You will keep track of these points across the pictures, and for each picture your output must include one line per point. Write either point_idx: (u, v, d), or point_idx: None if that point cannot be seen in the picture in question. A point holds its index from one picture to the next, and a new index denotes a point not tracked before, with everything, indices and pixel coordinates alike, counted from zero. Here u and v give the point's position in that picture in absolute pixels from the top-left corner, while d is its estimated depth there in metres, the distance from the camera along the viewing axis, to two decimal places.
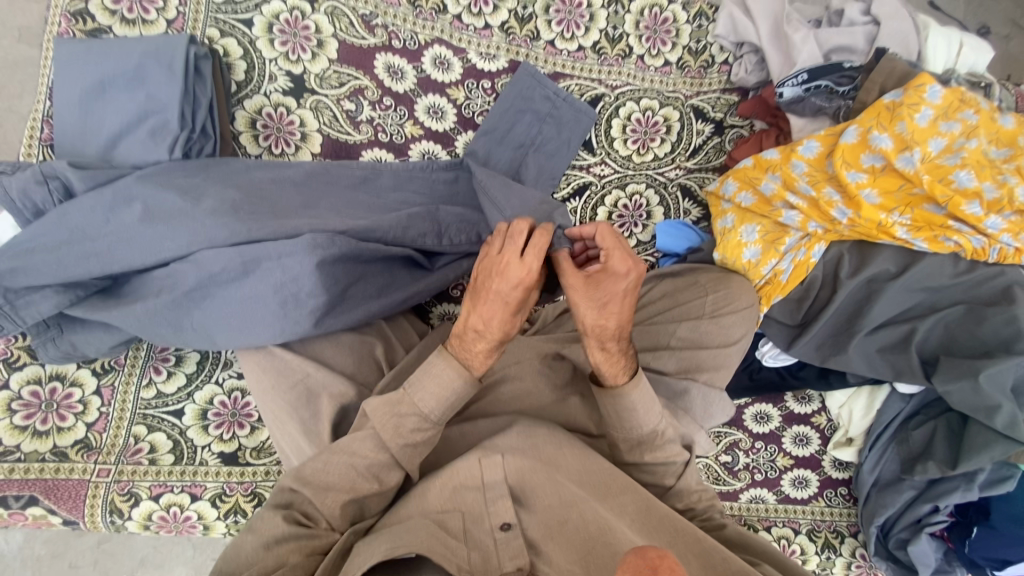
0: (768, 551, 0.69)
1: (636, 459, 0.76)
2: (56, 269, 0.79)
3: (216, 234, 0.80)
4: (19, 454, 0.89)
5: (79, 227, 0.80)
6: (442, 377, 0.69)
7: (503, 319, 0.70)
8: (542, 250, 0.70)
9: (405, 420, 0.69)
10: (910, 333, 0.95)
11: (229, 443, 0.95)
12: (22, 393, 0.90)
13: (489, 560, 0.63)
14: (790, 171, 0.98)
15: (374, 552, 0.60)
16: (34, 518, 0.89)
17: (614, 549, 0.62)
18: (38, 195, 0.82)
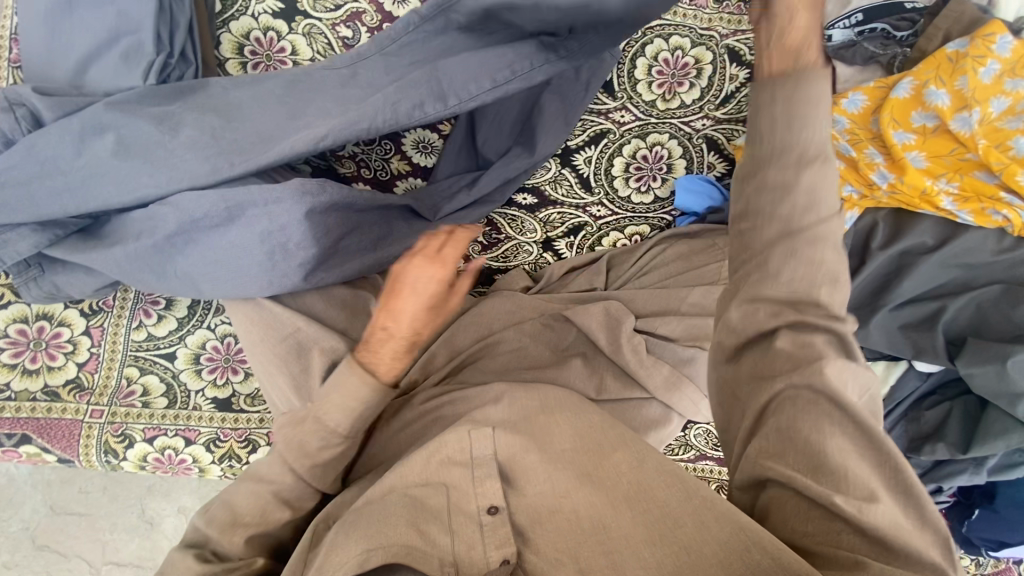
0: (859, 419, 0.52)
1: (771, 178, 0.54)
2: (30, 207, 0.74)
3: (197, 171, 0.75)
4: (11, 393, 0.87)
5: (51, 160, 0.74)
6: (357, 383, 0.66)
7: (415, 313, 0.67)
8: (460, 245, 0.72)
9: (311, 439, 0.67)
10: (940, 311, 0.89)
11: (223, 389, 0.93)
12: (8, 330, 0.87)
13: (473, 547, 0.62)
14: (830, 127, 0.89)
15: (347, 555, 0.58)
16: (28, 455, 0.90)
17: (606, 548, 0.58)
18: (3, 121, 0.75)
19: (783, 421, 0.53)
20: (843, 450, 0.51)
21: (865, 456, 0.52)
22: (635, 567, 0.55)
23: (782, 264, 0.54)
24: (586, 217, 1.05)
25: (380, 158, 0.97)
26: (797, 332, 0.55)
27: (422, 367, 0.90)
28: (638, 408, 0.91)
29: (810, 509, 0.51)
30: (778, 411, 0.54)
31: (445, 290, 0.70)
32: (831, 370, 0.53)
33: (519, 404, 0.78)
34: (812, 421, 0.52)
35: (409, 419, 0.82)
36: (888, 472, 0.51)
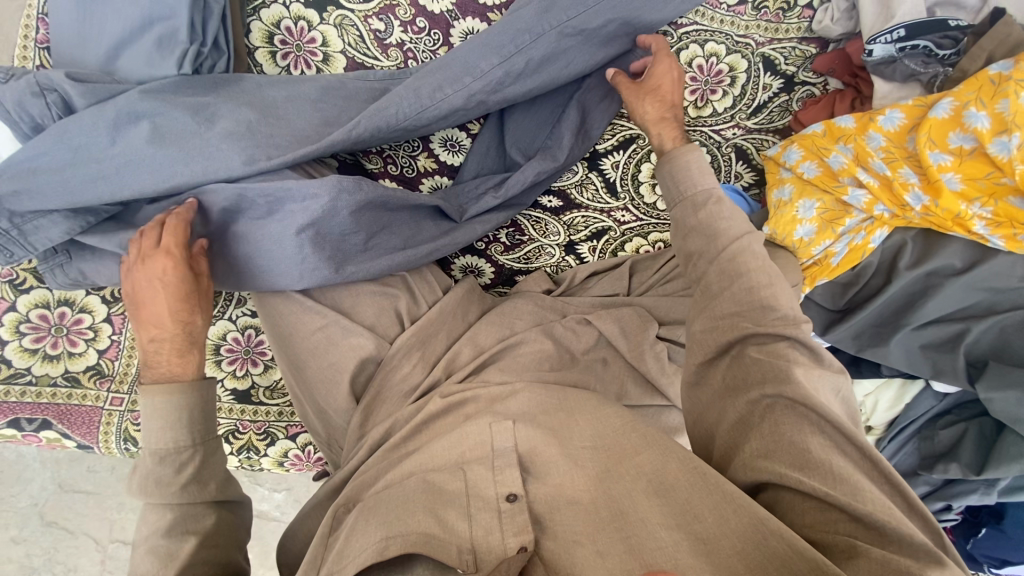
0: (832, 416, 0.58)
1: (688, 221, 0.75)
2: (62, 193, 0.73)
3: (232, 161, 0.75)
4: (31, 377, 0.87)
5: (84, 147, 0.73)
6: (162, 397, 0.68)
7: (177, 308, 0.73)
8: (175, 229, 0.73)
9: (162, 470, 0.66)
10: (963, 333, 0.89)
11: (242, 380, 0.94)
12: (30, 315, 0.86)
13: (491, 533, 0.62)
14: (864, 144, 0.88)
15: (369, 538, 0.61)
16: (48, 440, 0.90)
17: (626, 533, 0.57)
18: (34, 107, 0.74)
19: (764, 427, 0.60)
20: (823, 447, 0.57)
21: (843, 452, 0.57)
22: (653, 549, 0.54)
23: (724, 285, 0.69)
24: (609, 222, 1.04)
25: (407, 155, 0.97)
26: (765, 337, 0.65)
27: (446, 364, 0.87)
28: (660, 415, 0.92)
29: (805, 500, 0.55)
30: (756, 419, 0.61)
31: (191, 276, 0.74)
32: (798, 374, 0.61)
33: (540, 406, 0.79)
34: (792, 423, 0.59)
35: (435, 410, 0.80)
36: (865, 461, 0.57)
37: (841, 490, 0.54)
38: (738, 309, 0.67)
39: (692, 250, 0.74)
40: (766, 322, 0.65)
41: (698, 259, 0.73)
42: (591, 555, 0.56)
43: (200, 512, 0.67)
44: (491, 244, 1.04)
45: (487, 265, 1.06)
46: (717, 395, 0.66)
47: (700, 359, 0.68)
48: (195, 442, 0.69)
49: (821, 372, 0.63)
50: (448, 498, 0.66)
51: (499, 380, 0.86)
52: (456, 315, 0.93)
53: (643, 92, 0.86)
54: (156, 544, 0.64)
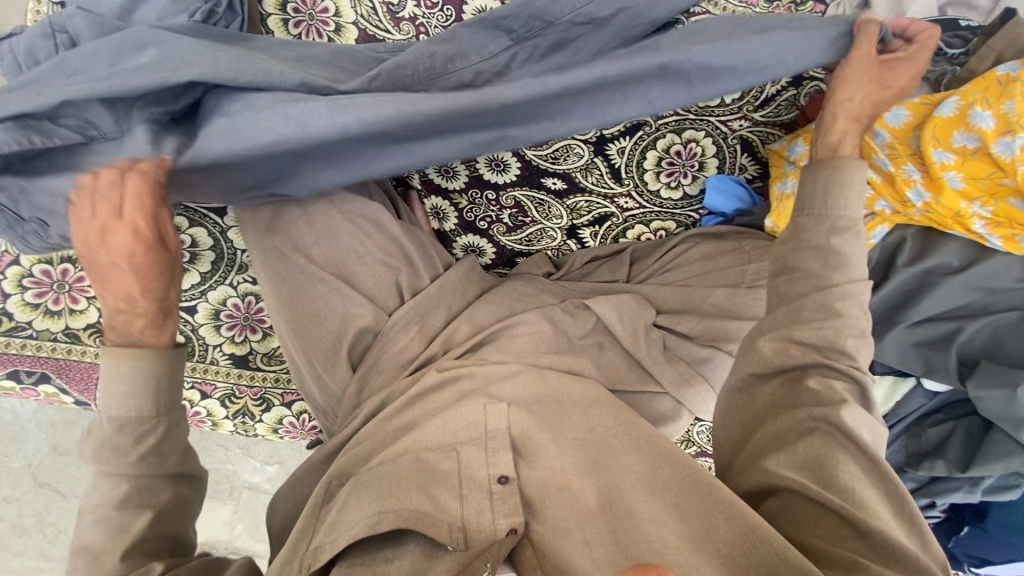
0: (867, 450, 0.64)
1: (818, 240, 0.72)
2: (14, 99, 0.66)
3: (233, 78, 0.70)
4: (32, 331, 0.88)
5: (85, 75, 0.72)
6: (129, 365, 0.66)
7: (139, 275, 0.68)
8: (130, 185, 0.66)
9: (121, 438, 0.65)
10: (955, 331, 0.90)
11: (240, 346, 0.95)
12: (33, 270, 0.86)
13: (482, 514, 0.63)
14: (869, 142, 0.89)
15: (361, 512, 0.61)
16: (46, 394, 0.93)
17: (612, 526, 0.59)
18: (43, 50, 0.77)
19: (797, 446, 0.66)
20: (851, 474, 0.63)
21: (870, 482, 0.63)
22: (640, 542, 0.55)
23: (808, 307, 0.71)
24: (612, 208, 1.04)
25: None
26: (822, 374, 0.70)
27: (444, 342, 0.87)
28: (650, 402, 0.91)
29: (822, 515, 0.60)
30: (792, 435, 0.67)
31: (157, 243, 0.69)
32: (851, 410, 0.66)
33: (534, 392, 0.80)
34: (825, 446, 0.65)
35: (429, 384, 0.81)
36: (890, 499, 0.62)
37: (857, 509, 0.59)
38: (814, 342, 0.70)
39: (799, 267, 0.73)
40: (832, 357, 0.70)
41: (800, 278, 0.73)
42: (580, 544, 0.58)
43: (158, 486, 0.67)
44: (494, 224, 1.06)
45: (489, 246, 1.09)
46: (760, 405, 0.73)
47: (754, 370, 0.74)
48: (159, 412, 0.68)
49: (867, 415, 0.68)
50: (440, 477, 0.67)
51: (496, 359, 0.86)
52: (456, 292, 0.93)
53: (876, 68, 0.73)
54: (107, 515, 0.64)
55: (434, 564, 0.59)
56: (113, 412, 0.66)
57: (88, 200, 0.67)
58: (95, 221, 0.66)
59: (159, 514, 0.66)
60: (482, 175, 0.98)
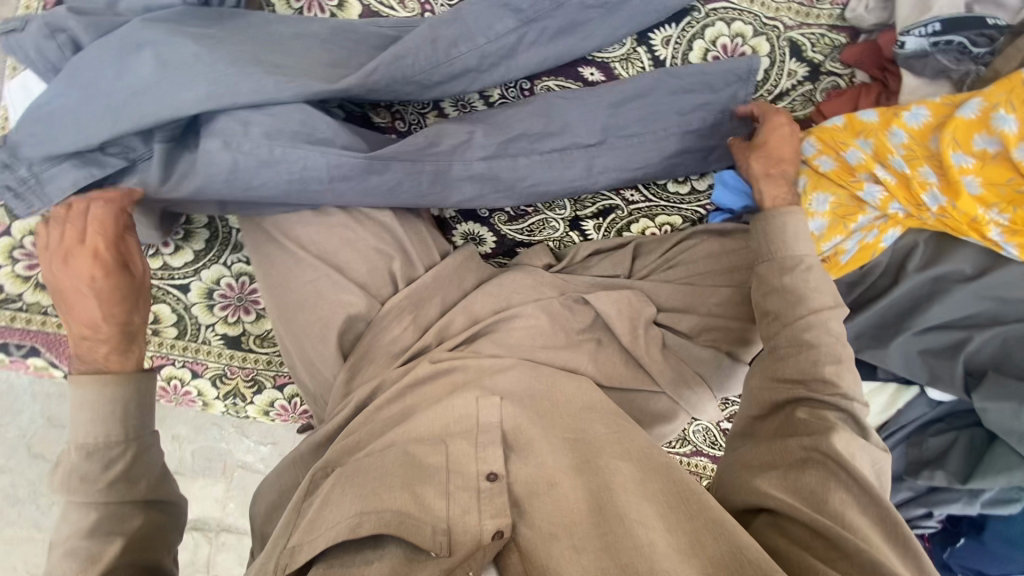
0: (861, 480, 0.62)
1: (772, 281, 0.77)
2: (73, 131, 0.73)
3: (240, 89, 0.73)
4: (22, 304, 0.86)
5: (91, 82, 0.73)
6: (91, 388, 0.68)
7: (103, 305, 0.71)
8: (100, 220, 0.71)
9: (91, 465, 0.66)
10: (963, 341, 0.87)
11: (234, 326, 0.93)
12: (24, 242, 0.85)
13: (468, 513, 0.61)
14: (885, 141, 0.85)
15: (343, 509, 0.60)
16: (36, 367, 0.90)
17: (602, 529, 0.58)
18: (51, 52, 0.76)
19: (792, 472, 0.65)
20: (843, 501, 0.61)
21: (862, 510, 0.61)
22: (629, 547, 0.54)
23: (784, 340, 0.75)
24: (617, 201, 1.02)
25: (416, 112, 0.94)
26: (813, 407, 0.70)
27: (439, 331, 0.86)
28: (648, 400, 0.90)
29: (813, 540, 0.58)
30: (786, 462, 0.67)
31: (122, 274, 0.72)
32: (841, 438, 0.66)
33: (527, 387, 0.78)
34: (819, 475, 0.63)
35: (423, 375, 0.79)
36: (887, 530, 0.60)
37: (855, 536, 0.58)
38: (800, 375, 0.72)
39: (767, 310, 0.77)
40: (821, 390, 0.71)
41: (771, 319, 0.76)
42: (567, 550, 0.57)
43: (129, 512, 0.67)
44: (495, 213, 1.03)
45: (489, 234, 1.04)
46: (761, 436, 0.73)
47: (752, 411, 0.75)
48: (127, 437, 0.69)
49: (863, 444, 0.67)
50: (428, 472, 0.65)
51: (492, 352, 0.84)
52: (453, 281, 0.91)
53: (751, 149, 0.88)
54: (76, 546, 0.63)
55: (414, 572, 0.56)
56: (80, 439, 0.67)
57: (58, 233, 0.71)
58: (66, 251, 0.70)
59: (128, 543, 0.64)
60: None
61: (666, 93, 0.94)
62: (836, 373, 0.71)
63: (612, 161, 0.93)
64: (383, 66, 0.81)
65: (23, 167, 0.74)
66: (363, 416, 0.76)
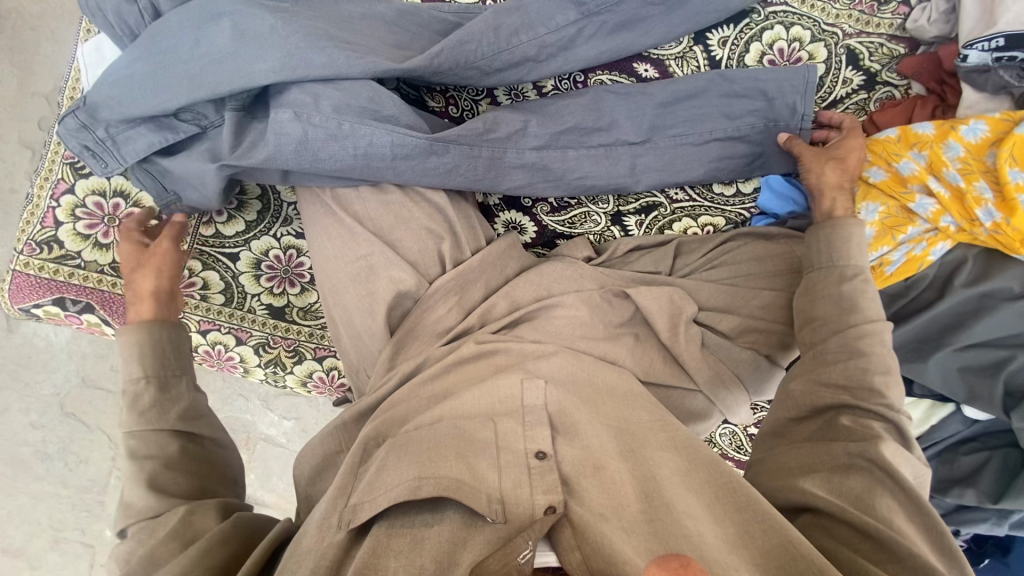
0: (909, 490, 0.63)
1: (829, 288, 0.79)
2: (151, 98, 0.77)
3: (314, 61, 0.77)
4: (81, 261, 0.89)
5: (172, 50, 0.78)
6: (128, 334, 0.75)
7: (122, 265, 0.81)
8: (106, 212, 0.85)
9: (140, 397, 0.72)
10: (1007, 359, 0.86)
11: (279, 298, 0.95)
12: (86, 202, 0.89)
13: (520, 487, 0.62)
14: (940, 153, 0.86)
15: (402, 475, 0.61)
16: (89, 323, 0.92)
17: (650, 516, 0.59)
18: (131, 17, 0.81)
19: (837, 476, 0.66)
20: (891, 508, 0.62)
21: (910, 519, 0.62)
22: (679, 535, 0.55)
23: (833, 345, 0.77)
24: (662, 198, 1.03)
25: (469, 99, 0.95)
26: (857, 414, 0.72)
27: (482, 314, 0.87)
28: (683, 398, 0.90)
29: (859, 540, 0.60)
30: (829, 465, 0.68)
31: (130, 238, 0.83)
32: (887, 446, 0.67)
33: (569, 373, 0.79)
34: (865, 481, 0.64)
35: (468, 355, 0.80)
36: (933, 539, 0.60)
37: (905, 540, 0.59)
38: (845, 382, 0.74)
39: (817, 316, 0.79)
40: (868, 400, 0.72)
41: (820, 325, 0.79)
42: (618, 530, 0.57)
43: (166, 440, 0.71)
44: (538, 203, 1.04)
45: (530, 224, 1.05)
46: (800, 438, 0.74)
47: (791, 414, 0.76)
48: (152, 376, 0.74)
49: (908, 456, 0.68)
50: (479, 446, 0.66)
51: (532, 339, 0.86)
52: (496, 267, 0.92)
53: (827, 156, 0.88)
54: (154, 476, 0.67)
55: (472, 534, 0.59)
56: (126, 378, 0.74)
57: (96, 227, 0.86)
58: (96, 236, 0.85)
59: (166, 466, 0.69)
60: None
61: (719, 93, 0.95)
62: (885, 384, 0.73)
63: (660, 159, 0.94)
64: (446, 49, 0.83)
65: (102, 129, 0.80)
66: (408, 390, 0.77)
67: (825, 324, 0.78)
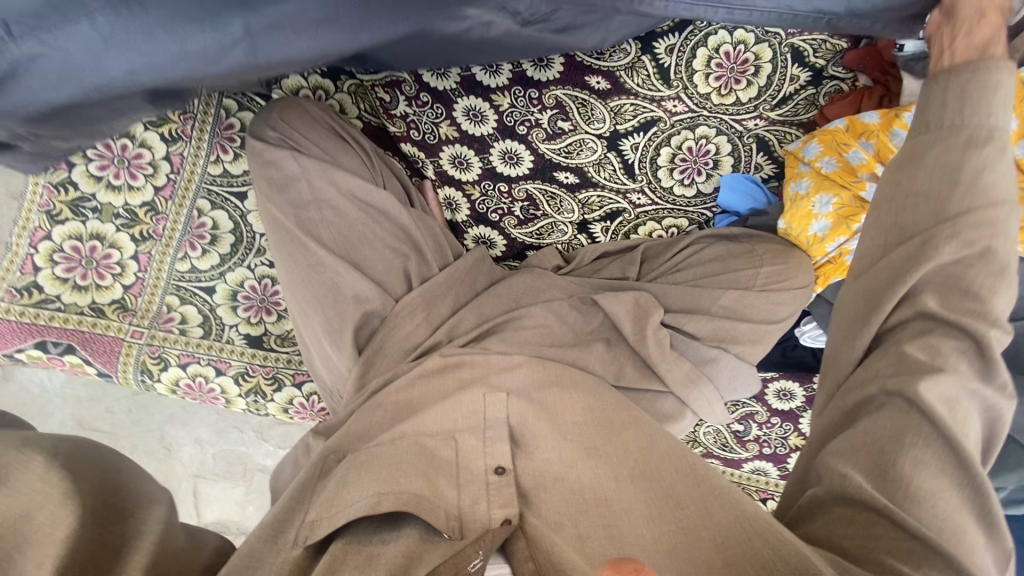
0: (951, 436, 0.49)
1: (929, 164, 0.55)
2: None
3: None
4: (59, 304, 0.92)
5: None
6: None
7: None
8: None
9: None
10: None
11: (256, 326, 0.98)
12: (63, 246, 0.92)
13: (478, 503, 0.64)
14: (887, 142, 0.86)
15: (363, 487, 0.63)
16: (71, 364, 0.95)
17: (607, 521, 0.60)
18: None
19: (867, 424, 0.53)
20: (921, 463, 0.50)
21: (947, 471, 0.49)
22: (634, 542, 0.57)
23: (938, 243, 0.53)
24: (625, 204, 1.06)
25: (429, 121, 1.00)
26: (922, 339, 0.54)
27: (449, 330, 0.90)
28: (654, 400, 0.91)
29: (855, 512, 0.50)
30: (860, 413, 0.55)
31: None
32: (938, 384, 0.51)
33: (535, 379, 0.82)
34: (897, 429, 0.51)
35: (432, 368, 0.83)
36: (973, 492, 0.49)
37: (920, 506, 0.48)
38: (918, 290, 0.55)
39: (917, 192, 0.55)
40: (946, 314, 0.54)
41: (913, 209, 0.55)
42: (572, 538, 0.59)
43: None
44: (505, 217, 1.09)
45: (500, 238, 1.12)
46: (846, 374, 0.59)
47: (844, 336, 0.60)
48: None
49: (972, 388, 0.52)
50: (441, 466, 0.68)
51: (499, 350, 0.88)
52: (465, 282, 0.97)
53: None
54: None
55: (428, 549, 0.59)
56: None
57: None
58: None
59: None
60: (495, 167, 1.04)
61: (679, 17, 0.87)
62: (990, 286, 0.53)
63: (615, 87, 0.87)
64: None
65: None
66: (373, 401, 0.79)
67: (920, 204, 0.55)
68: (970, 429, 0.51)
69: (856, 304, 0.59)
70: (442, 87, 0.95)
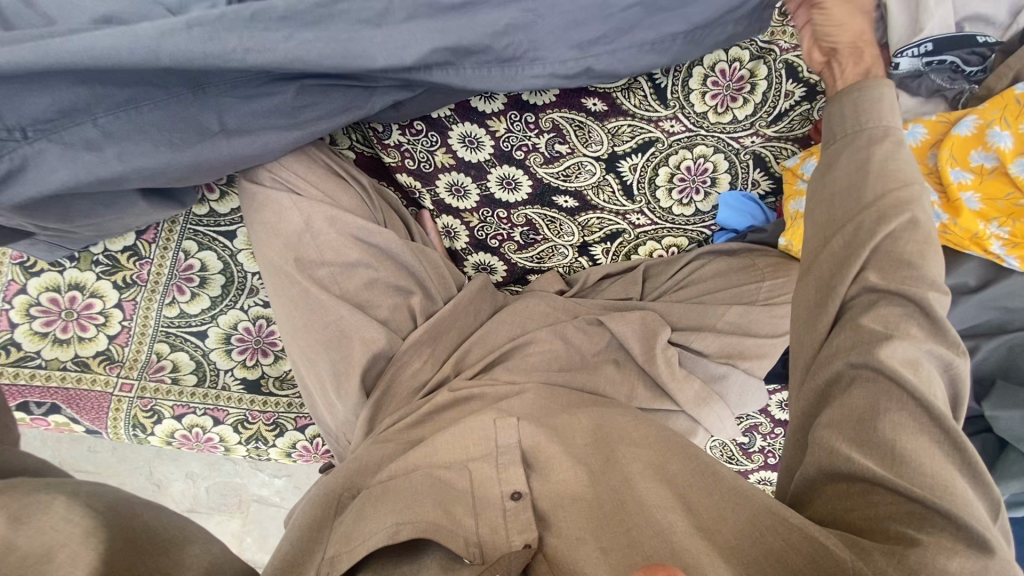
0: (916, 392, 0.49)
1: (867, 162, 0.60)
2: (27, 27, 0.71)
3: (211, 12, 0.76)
4: (40, 360, 0.88)
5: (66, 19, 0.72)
6: None
7: None
8: None
9: None
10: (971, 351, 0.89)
11: (252, 369, 0.94)
12: (40, 299, 0.88)
13: (498, 531, 0.61)
14: None
15: (381, 524, 0.60)
16: (56, 423, 0.92)
17: (628, 525, 0.57)
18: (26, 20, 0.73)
19: (840, 396, 0.53)
20: (896, 426, 0.49)
21: (922, 430, 0.49)
22: (657, 541, 0.53)
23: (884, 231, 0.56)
24: (624, 224, 1.04)
25: (425, 149, 0.97)
26: (877, 303, 0.55)
27: (456, 360, 0.88)
28: (665, 418, 0.92)
29: (849, 485, 0.49)
30: (831, 386, 0.54)
31: None
32: (897, 348, 0.51)
33: (543, 406, 0.80)
34: (868, 395, 0.51)
35: (441, 404, 0.81)
36: (952, 449, 0.48)
37: (903, 473, 0.47)
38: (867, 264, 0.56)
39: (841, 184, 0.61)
40: (893, 278, 0.55)
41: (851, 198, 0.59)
42: (595, 553, 0.55)
43: None
44: (505, 242, 1.08)
45: (500, 263, 1.12)
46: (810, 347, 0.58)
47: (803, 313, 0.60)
48: None
49: (927, 347, 0.52)
50: (457, 494, 0.66)
51: (507, 379, 0.87)
52: (469, 311, 0.94)
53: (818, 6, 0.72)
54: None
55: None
56: None
57: None
58: None
59: None
60: (493, 193, 1.01)
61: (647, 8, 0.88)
62: (920, 253, 0.55)
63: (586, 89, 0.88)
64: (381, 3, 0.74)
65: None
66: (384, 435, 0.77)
67: (844, 197, 0.60)
68: (935, 388, 0.51)
69: (814, 289, 0.59)
70: (438, 115, 0.93)
